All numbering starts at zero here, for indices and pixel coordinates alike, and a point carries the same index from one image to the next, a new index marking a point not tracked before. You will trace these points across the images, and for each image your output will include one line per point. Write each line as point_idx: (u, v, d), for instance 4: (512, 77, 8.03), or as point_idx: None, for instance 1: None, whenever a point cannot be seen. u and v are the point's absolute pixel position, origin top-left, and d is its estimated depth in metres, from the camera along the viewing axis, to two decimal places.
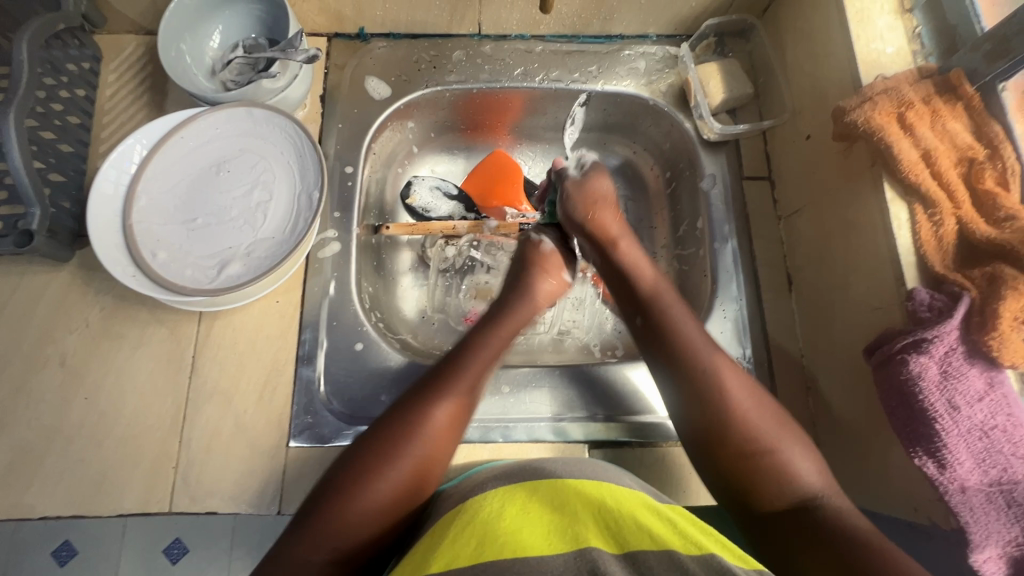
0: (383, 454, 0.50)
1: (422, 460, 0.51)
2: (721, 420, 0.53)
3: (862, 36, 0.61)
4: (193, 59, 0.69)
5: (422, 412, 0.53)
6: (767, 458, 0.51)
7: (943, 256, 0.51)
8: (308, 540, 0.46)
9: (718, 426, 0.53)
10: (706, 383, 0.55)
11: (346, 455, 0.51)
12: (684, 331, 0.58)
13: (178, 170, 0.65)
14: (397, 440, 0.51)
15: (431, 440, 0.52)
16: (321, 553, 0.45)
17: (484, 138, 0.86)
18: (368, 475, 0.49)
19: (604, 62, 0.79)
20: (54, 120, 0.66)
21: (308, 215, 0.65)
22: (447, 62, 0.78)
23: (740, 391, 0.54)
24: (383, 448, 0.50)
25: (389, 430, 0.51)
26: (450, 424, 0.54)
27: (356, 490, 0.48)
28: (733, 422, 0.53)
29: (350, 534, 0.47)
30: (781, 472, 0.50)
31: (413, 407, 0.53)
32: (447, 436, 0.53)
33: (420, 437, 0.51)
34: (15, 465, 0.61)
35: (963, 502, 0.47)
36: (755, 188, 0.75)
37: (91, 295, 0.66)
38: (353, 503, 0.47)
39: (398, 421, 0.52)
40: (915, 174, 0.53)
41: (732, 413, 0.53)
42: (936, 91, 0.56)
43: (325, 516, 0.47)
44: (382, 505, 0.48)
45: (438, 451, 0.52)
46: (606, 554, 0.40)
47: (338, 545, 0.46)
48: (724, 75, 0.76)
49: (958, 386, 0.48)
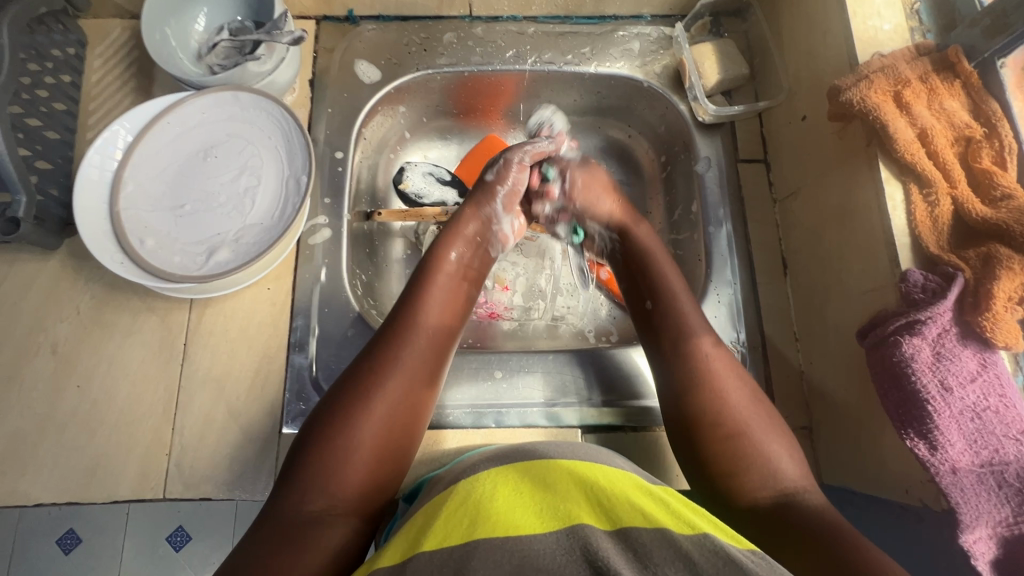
0: (354, 408, 0.50)
1: (395, 411, 0.52)
2: (703, 405, 0.54)
3: (859, 13, 0.60)
4: (179, 43, 0.68)
5: (390, 363, 0.53)
6: (742, 442, 0.51)
7: (938, 236, 0.50)
8: (295, 494, 0.46)
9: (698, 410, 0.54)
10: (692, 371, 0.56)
11: (316, 416, 0.51)
12: (688, 322, 0.59)
13: (165, 156, 0.64)
14: (362, 392, 0.51)
15: (403, 391, 0.52)
16: (312, 506, 0.46)
17: (477, 122, 0.84)
18: (339, 429, 0.49)
19: (597, 43, 0.78)
20: (39, 107, 0.65)
21: (297, 200, 0.64)
22: (438, 45, 0.77)
23: (731, 380, 0.55)
24: (353, 403, 0.50)
25: (357, 383, 0.52)
26: (422, 375, 0.55)
27: (333, 443, 0.48)
28: (715, 407, 0.53)
29: (339, 489, 0.47)
30: (756, 457, 0.50)
31: (376, 357, 0.54)
32: (420, 383, 0.54)
33: (392, 388, 0.52)
34: (9, 453, 0.61)
35: (954, 483, 0.46)
36: (750, 171, 0.74)
37: (81, 283, 0.66)
38: (336, 458, 0.48)
39: (363, 373, 0.53)
40: (911, 153, 0.52)
41: (714, 398, 0.54)
42: (933, 68, 0.55)
43: (310, 472, 0.47)
44: (363, 458, 0.49)
45: (414, 402, 0.53)
46: (598, 532, 0.40)
47: (328, 499, 0.46)
48: (720, 56, 0.75)
49: (951, 367, 0.47)
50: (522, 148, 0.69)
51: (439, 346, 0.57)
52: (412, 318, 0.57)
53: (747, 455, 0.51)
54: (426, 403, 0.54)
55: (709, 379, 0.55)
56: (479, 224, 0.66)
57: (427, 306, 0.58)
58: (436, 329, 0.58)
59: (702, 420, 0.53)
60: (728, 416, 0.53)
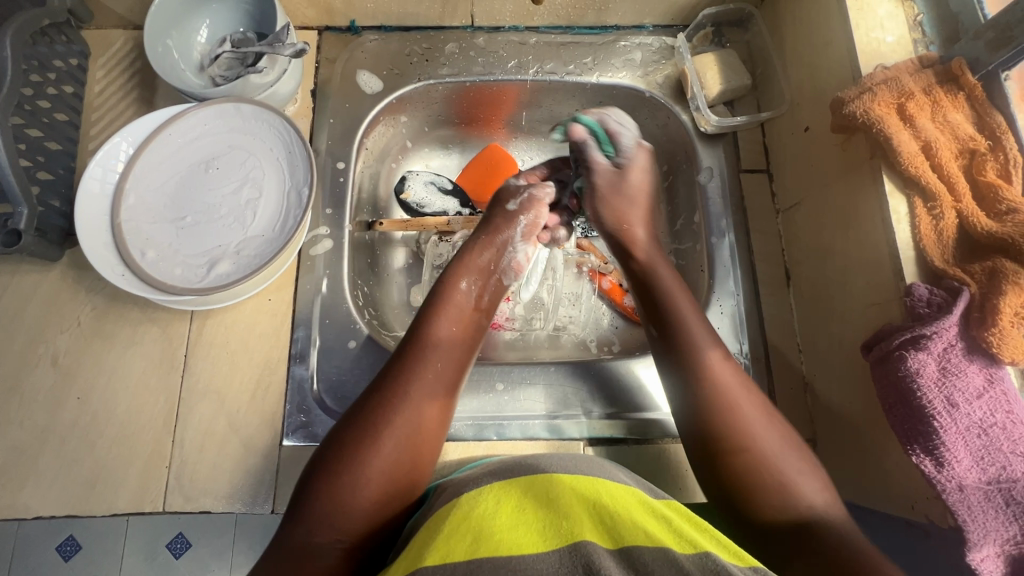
0: (365, 439, 0.50)
1: (406, 441, 0.51)
2: (733, 440, 0.51)
3: (862, 24, 0.59)
4: (181, 54, 0.68)
5: (402, 393, 0.53)
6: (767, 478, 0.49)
7: (942, 249, 0.50)
8: (305, 524, 0.46)
9: (728, 448, 0.51)
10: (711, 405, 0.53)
11: (327, 446, 0.51)
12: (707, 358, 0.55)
13: (168, 167, 0.64)
14: (374, 423, 0.51)
15: (414, 421, 0.52)
16: (320, 537, 0.46)
17: (478, 131, 0.84)
18: (350, 460, 0.49)
19: (599, 53, 0.78)
20: (41, 118, 0.65)
21: (298, 213, 0.64)
22: (439, 55, 0.77)
23: (756, 416, 0.52)
24: (363, 434, 0.50)
25: (366, 414, 0.52)
26: (436, 403, 0.54)
27: (344, 471, 0.48)
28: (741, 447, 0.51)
29: (349, 521, 0.47)
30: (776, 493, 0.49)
31: (389, 390, 0.53)
32: (431, 411, 0.54)
33: (403, 418, 0.52)
34: (7, 466, 0.60)
35: (961, 500, 0.46)
36: (753, 181, 0.74)
37: (83, 294, 0.66)
38: (346, 487, 0.48)
39: (376, 405, 0.52)
40: (916, 166, 0.52)
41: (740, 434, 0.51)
42: (937, 80, 0.54)
43: (318, 501, 0.47)
44: (373, 489, 0.48)
45: (425, 431, 0.52)
46: (601, 550, 0.39)
47: (337, 529, 0.46)
48: (722, 66, 0.75)
49: (957, 383, 0.47)
50: (544, 187, 0.70)
51: (449, 377, 0.57)
52: (424, 349, 0.57)
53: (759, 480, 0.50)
54: (436, 431, 0.54)
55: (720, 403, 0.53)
56: (494, 253, 0.66)
57: (440, 336, 0.58)
58: (450, 360, 0.58)
59: (729, 462, 0.51)
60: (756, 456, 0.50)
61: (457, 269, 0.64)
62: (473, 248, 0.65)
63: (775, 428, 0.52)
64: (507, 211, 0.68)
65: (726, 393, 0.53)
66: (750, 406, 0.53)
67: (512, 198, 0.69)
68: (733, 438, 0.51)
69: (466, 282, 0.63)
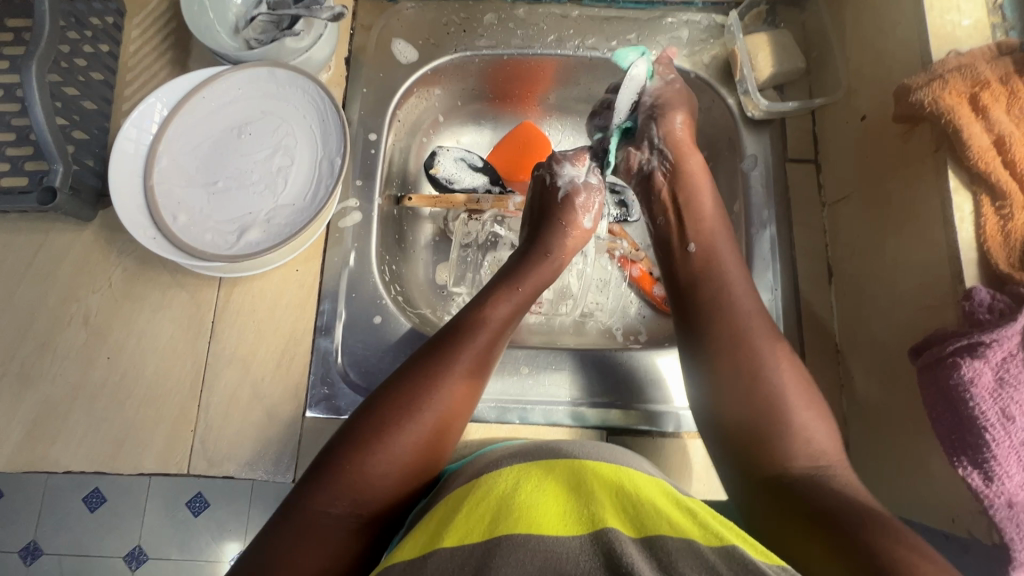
0: (398, 421, 0.49)
1: (437, 430, 0.51)
2: (766, 415, 0.51)
3: (937, 5, 0.55)
4: (216, 15, 0.66)
5: (438, 383, 0.52)
6: (799, 452, 0.50)
7: (1009, 252, 0.47)
8: (326, 495, 0.46)
9: (766, 429, 0.51)
10: (758, 382, 0.52)
11: (356, 420, 0.50)
12: (755, 326, 0.55)
13: (200, 130, 0.64)
14: (407, 405, 0.50)
15: (444, 410, 0.51)
16: (339, 509, 0.45)
17: (512, 108, 0.82)
18: (379, 438, 0.48)
19: (644, 30, 0.74)
20: (77, 75, 0.65)
21: (330, 183, 0.63)
22: (477, 26, 0.74)
23: (800, 392, 0.52)
24: (397, 418, 0.49)
25: (401, 397, 0.50)
26: (465, 400, 0.53)
27: (375, 452, 0.48)
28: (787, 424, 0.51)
29: (366, 497, 0.47)
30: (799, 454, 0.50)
31: (426, 375, 0.52)
32: (464, 404, 0.53)
33: (435, 408, 0.51)
34: (40, 421, 0.62)
35: (1009, 517, 0.44)
36: (799, 171, 0.70)
37: (114, 256, 0.66)
38: (373, 466, 0.47)
39: (411, 386, 0.51)
40: (985, 162, 0.48)
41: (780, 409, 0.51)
42: (1016, 69, 0.50)
43: (340, 474, 0.47)
44: (398, 472, 0.48)
45: (451, 422, 0.52)
46: (624, 537, 0.38)
47: (355, 504, 0.46)
48: (775, 47, 0.71)
49: (1014, 396, 0.44)
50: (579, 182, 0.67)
51: (482, 370, 0.55)
52: (464, 341, 0.55)
53: (782, 437, 0.50)
54: (461, 424, 0.53)
55: (756, 363, 0.53)
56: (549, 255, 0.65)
57: (487, 324, 0.57)
58: (488, 352, 0.56)
59: (774, 448, 0.50)
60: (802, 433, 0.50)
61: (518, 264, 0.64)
62: (548, 244, 0.65)
63: (822, 414, 0.52)
64: (587, 230, 0.67)
65: (775, 383, 0.52)
66: (809, 394, 0.53)
67: (580, 194, 0.66)
68: (774, 418, 0.51)
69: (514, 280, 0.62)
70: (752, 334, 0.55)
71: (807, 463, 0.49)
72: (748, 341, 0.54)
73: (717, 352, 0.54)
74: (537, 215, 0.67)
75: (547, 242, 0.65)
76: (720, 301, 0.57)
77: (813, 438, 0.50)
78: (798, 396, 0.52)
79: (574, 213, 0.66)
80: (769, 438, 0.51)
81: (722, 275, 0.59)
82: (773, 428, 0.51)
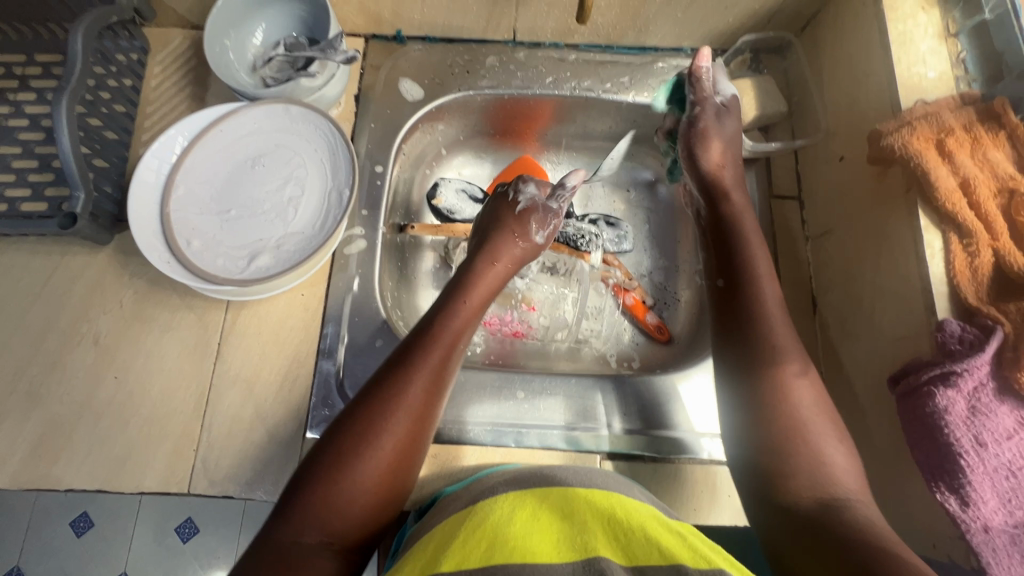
0: (361, 443, 0.50)
1: (400, 448, 0.51)
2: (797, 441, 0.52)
3: (903, 59, 0.60)
4: (236, 55, 0.71)
5: (397, 399, 0.53)
6: (823, 481, 0.49)
7: (976, 287, 0.50)
8: (295, 523, 0.46)
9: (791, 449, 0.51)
10: (783, 408, 0.53)
11: (320, 450, 0.50)
12: (791, 353, 0.56)
13: (216, 161, 0.67)
14: (369, 427, 0.51)
15: (407, 428, 0.52)
16: (310, 537, 0.46)
17: (512, 142, 0.86)
18: (343, 463, 0.49)
19: (636, 73, 0.79)
20: (100, 107, 0.68)
21: (338, 213, 0.66)
22: (480, 67, 0.79)
23: (825, 427, 0.53)
24: (360, 442, 0.50)
25: (363, 420, 0.51)
26: (426, 413, 0.54)
27: (341, 476, 0.48)
28: (806, 449, 0.51)
29: (338, 523, 0.47)
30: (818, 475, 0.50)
31: (384, 392, 0.53)
32: (427, 420, 0.54)
33: (398, 423, 0.52)
34: (45, 439, 0.63)
35: (985, 542, 0.45)
36: (784, 207, 0.74)
37: (126, 278, 0.69)
38: (340, 491, 0.48)
39: (370, 405, 0.52)
40: (953, 203, 0.51)
41: (803, 434, 0.52)
42: (978, 118, 0.54)
43: (310, 504, 0.47)
44: (367, 495, 0.49)
45: (413, 438, 0.53)
46: (614, 566, 0.39)
47: (327, 530, 0.46)
48: (759, 92, 0.76)
49: (986, 424, 0.47)
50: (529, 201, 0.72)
51: (442, 384, 0.56)
52: (420, 355, 0.56)
53: (796, 460, 0.51)
54: (425, 441, 0.54)
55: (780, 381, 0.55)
56: (503, 269, 0.68)
57: (441, 339, 0.58)
58: (444, 365, 0.57)
59: (793, 481, 0.50)
60: (824, 463, 0.50)
61: (471, 278, 0.65)
62: (494, 260, 0.67)
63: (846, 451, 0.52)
64: (536, 244, 0.72)
65: (805, 416, 0.53)
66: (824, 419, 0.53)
67: (536, 211, 0.72)
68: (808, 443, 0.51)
69: (472, 294, 0.64)
70: (782, 353, 0.56)
71: (816, 491, 0.49)
72: (776, 357, 0.56)
73: (760, 382, 0.55)
74: (486, 221, 0.72)
75: (495, 259, 0.68)
76: (762, 320, 0.58)
77: (833, 472, 0.50)
78: (829, 434, 0.52)
79: (526, 225, 0.71)
80: (791, 454, 0.51)
81: (759, 290, 0.60)
82: (788, 459, 0.51)
